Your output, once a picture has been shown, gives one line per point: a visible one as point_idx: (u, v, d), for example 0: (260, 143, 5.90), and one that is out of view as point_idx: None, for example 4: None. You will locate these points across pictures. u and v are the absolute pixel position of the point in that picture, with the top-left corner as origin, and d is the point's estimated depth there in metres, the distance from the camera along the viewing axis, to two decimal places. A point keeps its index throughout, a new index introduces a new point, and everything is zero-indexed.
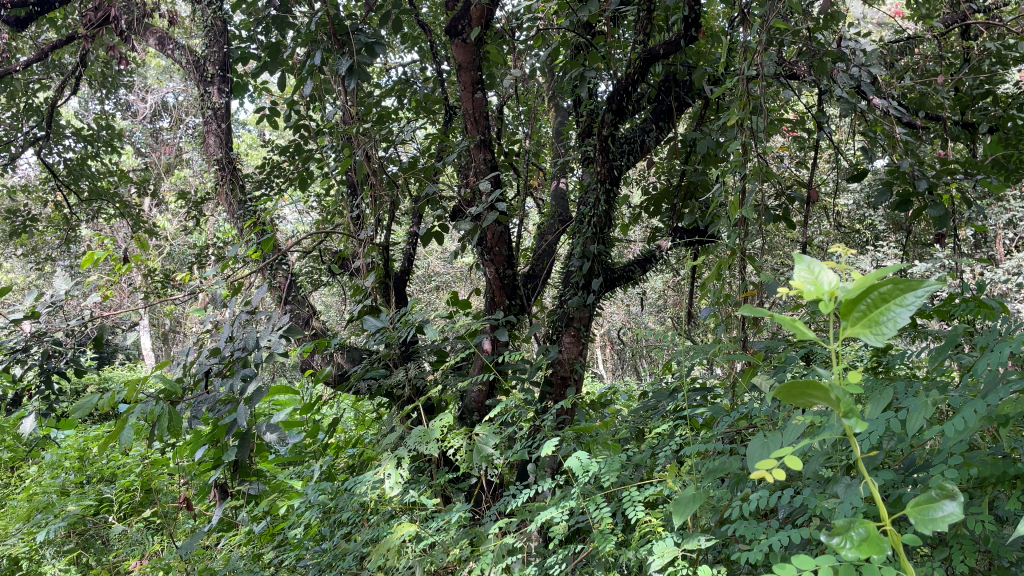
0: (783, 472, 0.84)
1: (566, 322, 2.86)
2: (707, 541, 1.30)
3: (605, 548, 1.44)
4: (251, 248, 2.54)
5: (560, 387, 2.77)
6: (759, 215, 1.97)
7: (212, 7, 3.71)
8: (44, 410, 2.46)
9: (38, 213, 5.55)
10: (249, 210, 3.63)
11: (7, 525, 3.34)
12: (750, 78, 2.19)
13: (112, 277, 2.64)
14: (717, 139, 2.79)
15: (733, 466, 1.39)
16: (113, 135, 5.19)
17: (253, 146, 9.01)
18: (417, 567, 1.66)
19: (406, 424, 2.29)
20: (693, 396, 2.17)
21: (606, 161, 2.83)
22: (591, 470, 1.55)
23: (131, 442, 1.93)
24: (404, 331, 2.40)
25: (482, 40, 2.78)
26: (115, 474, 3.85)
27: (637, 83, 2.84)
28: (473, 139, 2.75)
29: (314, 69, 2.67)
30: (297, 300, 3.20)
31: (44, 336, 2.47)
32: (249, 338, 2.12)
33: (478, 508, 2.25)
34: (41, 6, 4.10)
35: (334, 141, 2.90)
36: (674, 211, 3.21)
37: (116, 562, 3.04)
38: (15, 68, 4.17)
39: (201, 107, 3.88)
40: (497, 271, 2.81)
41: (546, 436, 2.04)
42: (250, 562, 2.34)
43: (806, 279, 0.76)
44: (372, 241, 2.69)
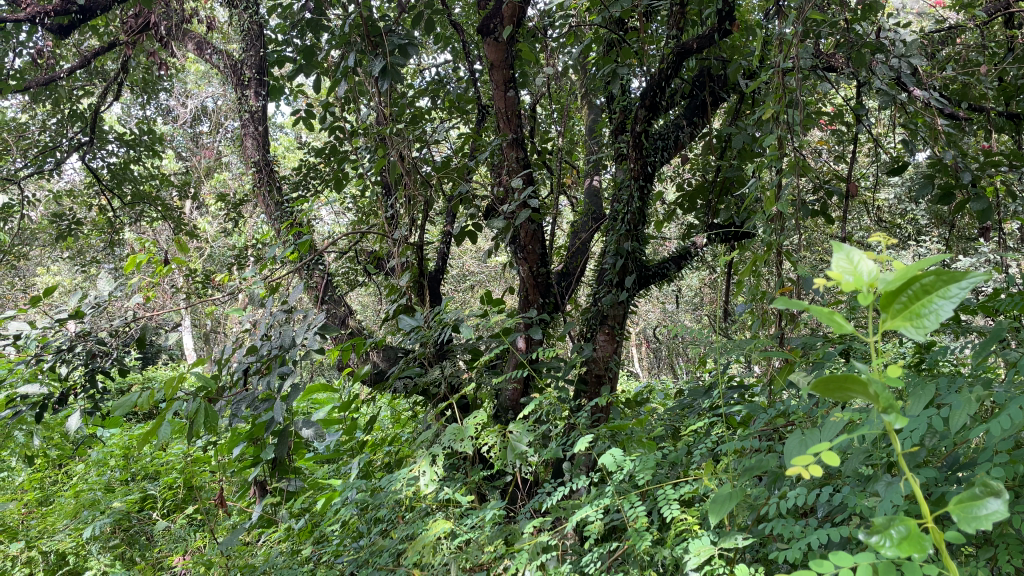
0: (820, 468, 0.83)
1: (600, 319, 2.86)
2: (745, 540, 1.29)
3: (640, 546, 1.44)
4: (288, 249, 2.58)
5: (595, 385, 2.77)
6: (796, 209, 1.93)
7: (248, 12, 3.78)
8: (89, 409, 2.52)
9: (84, 216, 5.66)
10: (286, 212, 3.67)
11: (55, 521, 3.41)
12: (786, 71, 2.16)
13: (154, 278, 2.69)
14: (753, 134, 2.76)
15: (770, 465, 1.37)
16: (154, 139, 5.26)
17: (290, 149, 9.15)
18: (452, 565, 1.66)
19: (441, 422, 2.30)
20: (729, 395, 2.16)
21: (640, 158, 2.84)
22: (625, 467, 1.55)
23: (171, 440, 1.96)
24: (438, 331, 2.41)
25: (513, 38, 2.78)
26: (158, 471, 3.97)
27: (670, 78, 2.82)
28: (506, 138, 2.76)
29: (349, 70, 2.70)
30: (333, 299, 3.22)
31: (89, 336, 2.54)
32: (285, 337, 2.14)
33: (512, 507, 2.25)
34: (84, 14, 4.12)
35: (369, 142, 2.93)
36: (709, 207, 3.18)
37: (160, 557, 3.06)
38: (60, 75, 4.39)
39: (237, 110, 3.93)
40: (530, 269, 2.81)
41: (581, 434, 2.03)
42: (289, 558, 2.37)
43: (844, 269, 0.75)
44: (406, 241, 2.72)
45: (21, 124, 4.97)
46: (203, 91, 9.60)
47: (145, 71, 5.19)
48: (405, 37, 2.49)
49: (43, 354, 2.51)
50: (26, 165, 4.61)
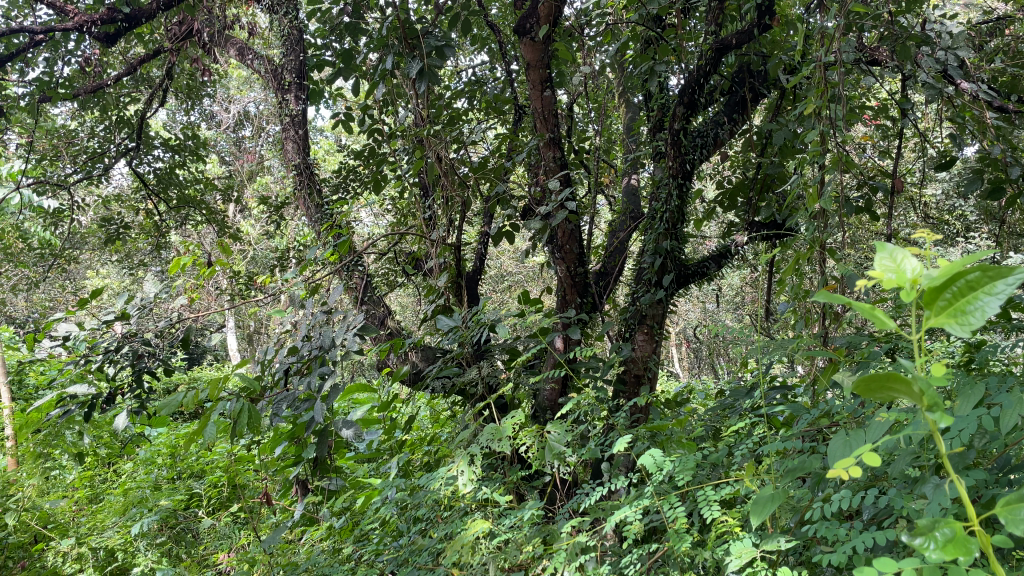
0: (862, 470, 0.81)
1: (638, 319, 2.84)
2: (787, 542, 1.27)
3: (680, 548, 1.42)
4: (328, 251, 2.61)
5: (634, 385, 2.76)
6: (839, 205, 1.89)
7: (288, 17, 3.83)
8: (137, 408, 2.57)
9: (131, 220, 5.78)
10: (327, 214, 3.70)
11: (104, 518, 3.47)
12: (829, 64, 2.12)
13: (198, 280, 2.74)
14: (794, 130, 2.72)
15: (813, 466, 1.35)
16: (198, 143, 5.35)
17: (330, 152, 9.29)
18: (490, 565, 1.66)
19: (480, 422, 2.31)
20: (772, 395, 2.13)
21: (678, 156, 2.81)
22: (664, 468, 1.54)
23: (215, 440, 1.99)
24: (476, 331, 2.41)
25: (550, 37, 2.77)
26: (203, 469, 4.08)
27: (709, 74, 2.80)
28: (543, 138, 2.76)
29: (386, 73, 2.72)
30: (372, 300, 3.25)
31: (135, 337, 2.60)
32: (325, 338, 2.16)
33: (551, 506, 2.25)
34: (130, 22, 4.25)
35: (407, 143, 2.95)
36: (749, 205, 3.14)
37: (206, 554, 3.10)
38: (107, 83, 4.49)
39: (278, 114, 3.95)
40: (568, 269, 2.81)
41: (619, 434, 2.02)
42: (330, 557, 2.39)
43: (887, 268, 0.75)
44: (444, 241, 2.73)
45: (72, 130, 5.11)
46: (245, 97, 9.76)
47: (189, 77, 5.30)
48: (441, 39, 2.50)
49: (92, 355, 2.58)
50: (75, 170, 4.73)
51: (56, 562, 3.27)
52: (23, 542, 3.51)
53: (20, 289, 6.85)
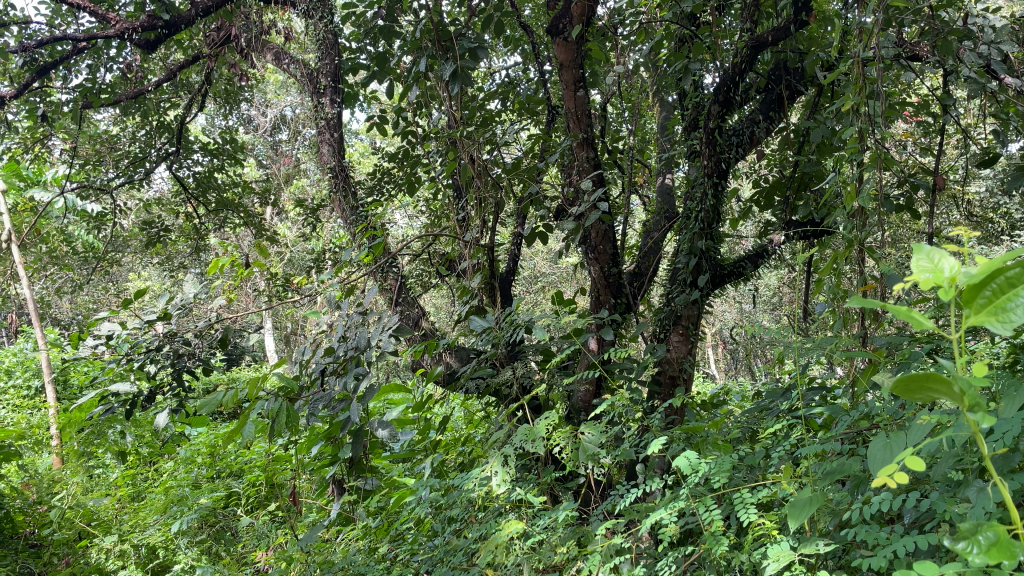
0: (905, 474, 0.80)
1: (674, 320, 2.82)
2: (826, 546, 1.26)
3: (716, 551, 1.41)
4: (363, 252, 2.63)
5: (669, 386, 2.74)
6: (879, 204, 1.85)
7: (323, 21, 3.87)
8: (177, 407, 2.61)
9: (172, 224, 5.88)
10: (362, 215, 3.72)
11: (146, 516, 3.54)
12: (867, 59, 2.07)
13: (236, 281, 2.78)
14: (832, 128, 2.69)
15: (852, 469, 1.33)
16: (236, 147, 5.42)
17: (365, 155, 9.38)
18: (525, 566, 1.67)
19: (514, 422, 2.31)
20: (810, 397, 2.10)
21: (714, 154, 2.78)
22: (700, 469, 1.52)
23: (253, 439, 2.02)
24: (510, 331, 2.41)
25: (583, 37, 2.76)
26: (242, 469, 4.11)
27: (744, 72, 2.77)
28: (576, 138, 2.75)
29: (420, 75, 2.74)
30: (407, 301, 3.27)
31: (176, 336, 2.67)
32: (360, 338, 2.18)
33: (586, 508, 2.24)
34: (170, 28, 4.28)
35: (441, 145, 2.96)
36: (786, 204, 3.10)
37: (245, 552, 3.15)
38: (148, 89, 4.56)
39: (314, 118, 4.00)
40: (602, 270, 2.79)
41: (654, 435, 2.01)
42: (366, 556, 2.41)
43: (923, 268, 0.73)
44: (477, 242, 2.74)
45: (114, 135, 5.21)
46: (281, 101, 9.89)
47: (227, 82, 5.37)
48: (474, 40, 2.52)
49: (133, 354, 2.62)
50: (118, 175, 4.83)
51: (100, 559, 3.35)
52: (68, 538, 3.60)
53: (66, 290, 7.01)
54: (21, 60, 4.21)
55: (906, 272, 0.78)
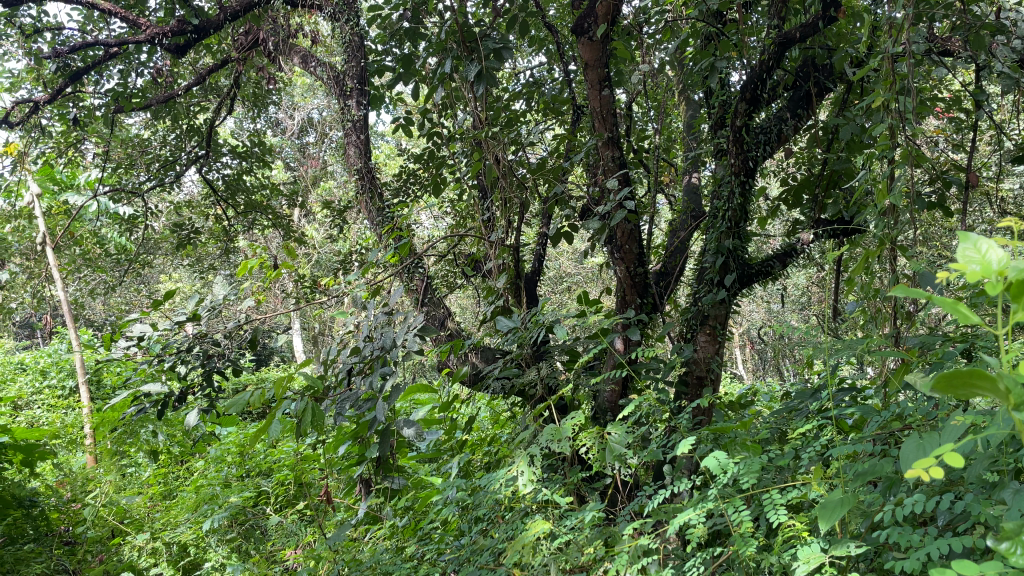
0: (945, 469, 0.79)
1: (701, 320, 2.80)
2: (858, 548, 1.24)
3: (745, 553, 1.40)
4: (389, 253, 2.64)
5: (696, 386, 2.72)
6: (911, 201, 1.82)
7: (349, 23, 3.89)
8: (207, 407, 2.64)
9: (202, 225, 5.96)
10: (388, 216, 3.73)
11: (177, 514, 3.59)
12: (897, 55, 2.04)
13: (265, 282, 2.81)
14: (862, 125, 2.65)
15: (884, 470, 1.31)
16: (264, 150, 5.48)
17: (391, 156, 9.44)
18: (552, 566, 1.66)
19: (540, 422, 2.31)
20: (840, 397, 2.07)
21: (741, 153, 2.76)
22: (729, 470, 1.51)
23: (281, 438, 2.03)
24: (535, 331, 2.41)
25: (609, 37, 2.75)
26: (270, 468, 4.14)
27: (772, 69, 2.74)
28: (601, 137, 2.74)
29: (445, 76, 2.74)
30: (433, 301, 3.28)
31: (205, 337, 2.70)
32: (386, 339, 2.19)
33: (612, 508, 2.24)
34: (199, 33, 4.32)
35: (466, 146, 2.96)
36: (815, 202, 3.06)
37: (273, 550, 3.18)
38: (178, 93, 4.62)
39: (341, 120, 4.03)
40: (627, 269, 2.78)
41: (682, 436, 1.99)
42: (394, 555, 2.42)
43: (970, 258, 0.72)
44: (502, 243, 2.75)
45: (145, 138, 5.28)
46: (308, 104, 9.97)
47: (255, 85, 5.43)
48: (499, 41, 2.52)
49: (164, 355, 2.66)
50: (149, 178, 4.90)
51: (133, 556, 3.36)
52: (101, 536, 3.64)
53: (99, 292, 7.12)
54: (54, 66, 4.30)
55: (950, 263, 0.77)
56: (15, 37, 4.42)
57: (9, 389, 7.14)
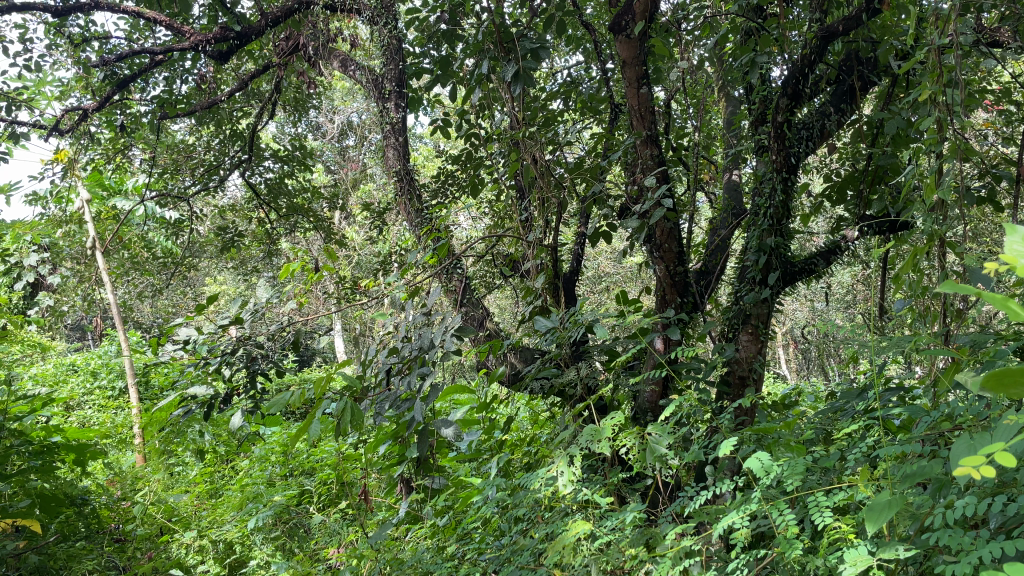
0: (995, 473, 0.82)
1: (742, 319, 2.76)
2: (907, 551, 1.22)
3: (790, 556, 1.38)
4: (427, 254, 2.65)
5: (739, 387, 2.70)
6: (960, 195, 1.77)
7: (387, 27, 3.91)
8: (251, 407, 2.68)
9: (245, 229, 6.06)
10: (427, 218, 3.76)
11: (223, 513, 3.66)
12: (944, 46, 1.99)
13: (306, 284, 2.84)
14: (907, 120, 2.60)
15: (933, 472, 1.28)
16: (305, 154, 5.55)
17: (430, 158, 9.50)
18: (593, 567, 1.66)
19: (579, 423, 2.30)
20: (887, 397, 2.03)
21: (783, 149, 2.73)
22: (773, 471, 1.49)
23: (321, 438, 2.05)
24: (574, 331, 2.40)
25: (646, 35, 2.73)
26: (314, 467, 4.17)
27: (814, 64, 2.70)
28: (639, 135, 2.72)
29: (483, 77, 2.75)
30: (472, 301, 3.29)
31: (249, 339, 2.75)
32: (425, 339, 2.20)
33: (654, 509, 2.22)
34: (241, 39, 4.39)
35: (504, 146, 2.97)
36: (860, 198, 2.99)
37: (316, 549, 3.22)
38: (221, 99, 4.72)
39: (380, 123, 4.06)
40: (667, 268, 2.76)
41: (724, 436, 1.97)
42: (435, 554, 2.43)
43: (1020, 252, 0.64)
44: (541, 243, 2.74)
45: (190, 144, 5.38)
46: (348, 107, 10.09)
47: (296, 90, 5.50)
48: (536, 41, 2.52)
49: (210, 357, 2.71)
50: (194, 183, 5.00)
51: (180, 553, 3.43)
52: (150, 533, 3.69)
53: (147, 294, 7.29)
54: (102, 74, 4.41)
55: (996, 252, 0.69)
56: (64, 47, 4.54)
57: (62, 389, 7.34)
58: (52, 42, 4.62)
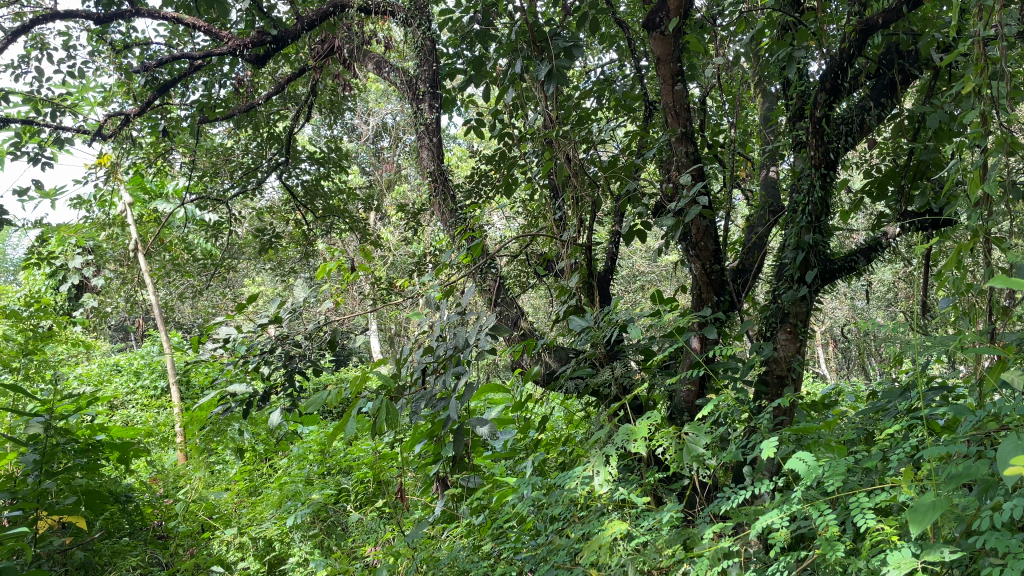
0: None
1: (780, 318, 2.72)
2: (952, 554, 1.20)
3: (831, 557, 1.36)
4: (461, 253, 2.66)
5: (777, 386, 2.66)
6: (1006, 190, 1.73)
7: (420, 28, 3.92)
8: (289, 406, 2.71)
9: (283, 230, 6.13)
10: (461, 218, 3.76)
11: (263, 510, 3.71)
12: (988, 38, 1.95)
13: (342, 284, 2.86)
14: (950, 113, 2.54)
15: (979, 473, 1.26)
16: (341, 155, 5.60)
17: (465, 158, 9.53)
18: (630, 567, 1.64)
19: (615, 422, 2.29)
20: (931, 397, 1.99)
21: (821, 144, 2.69)
22: (813, 472, 1.47)
23: (358, 436, 2.07)
24: (609, 330, 2.39)
25: (681, 31, 2.71)
26: (351, 466, 4.15)
27: (853, 58, 2.65)
28: (674, 133, 2.70)
29: (516, 77, 2.75)
30: (506, 300, 3.29)
31: (287, 339, 2.78)
32: (459, 338, 2.20)
33: (691, 509, 2.20)
34: (278, 43, 4.44)
35: (537, 145, 2.96)
36: (902, 194, 2.94)
37: (354, 547, 3.26)
38: (259, 103, 4.78)
39: (414, 123, 4.07)
40: (704, 266, 2.73)
41: (762, 436, 1.95)
42: (471, 552, 2.43)
43: None
44: (575, 242, 2.73)
45: (229, 147, 5.47)
46: (383, 109, 10.18)
47: (331, 93, 5.55)
48: (569, 40, 2.51)
49: (249, 356, 2.75)
50: (233, 186, 5.08)
51: (221, 550, 3.53)
52: (192, 530, 3.79)
53: (187, 295, 7.42)
54: (144, 79, 4.48)
55: None
56: (107, 54, 4.64)
57: (107, 388, 7.52)
58: (95, 49, 4.74)
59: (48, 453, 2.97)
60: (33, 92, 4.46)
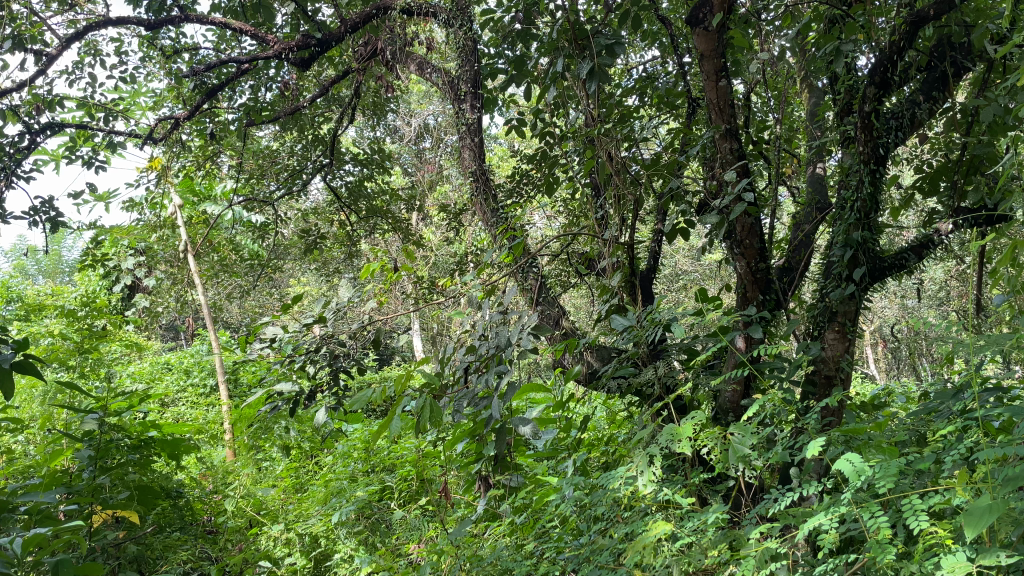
0: None
1: (828, 317, 2.67)
2: (1010, 558, 1.17)
3: (883, 561, 1.33)
4: (502, 253, 2.66)
5: (825, 386, 2.62)
6: None
7: (462, 28, 3.93)
8: (333, 404, 2.75)
9: (327, 230, 6.21)
10: (502, 218, 3.77)
11: (310, 506, 3.75)
12: None
13: (386, 284, 2.88)
14: (1005, 106, 2.46)
15: None
16: (383, 156, 5.59)
17: (507, 158, 9.52)
18: (675, 568, 1.63)
19: (658, 422, 2.27)
20: (986, 398, 1.93)
21: (871, 139, 2.63)
22: (862, 474, 1.44)
23: (401, 434, 2.08)
24: (652, 330, 2.37)
25: (724, 27, 2.67)
26: (395, 464, 4.18)
27: (904, 51, 2.58)
28: (718, 130, 2.67)
29: (558, 76, 2.74)
30: (548, 300, 3.28)
31: (332, 338, 2.82)
32: (502, 338, 2.20)
33: (736, 510, 2.17)
34: (322, 46, 4.50)
35: (579, 144, 2.95)
36: (955, 189, 2.86)
37: (398, 544, 3.29)
38: (303, 105, 4.82)
39: (456, 124, 4.09)
40: (748, 264, 2.70)
41: (809, 438, 1.92)
42: (513, 551, 2.44)
43: None
44: (617, 241, 2.72)
45: (275, 150, 5.55)
46: (425, 109, 10.24)
47: (374, 95, 5.59)
48: (611, 37, 2.49)
49: (295, 354, 2.80)
50: (279, 188, 5.16)
51: (268, 546, 3.61)
52: (241, 525, 3.86)
53: (235, 295, 7.56)
54: (192, 84, 4.58)
55: None
56: (157, 59, 4.74)
57: (158, 386, 7.70)
58: (146, 55, 4.86)
59: (102, 448, 3.07)
60: (87, 97, 4.59)
